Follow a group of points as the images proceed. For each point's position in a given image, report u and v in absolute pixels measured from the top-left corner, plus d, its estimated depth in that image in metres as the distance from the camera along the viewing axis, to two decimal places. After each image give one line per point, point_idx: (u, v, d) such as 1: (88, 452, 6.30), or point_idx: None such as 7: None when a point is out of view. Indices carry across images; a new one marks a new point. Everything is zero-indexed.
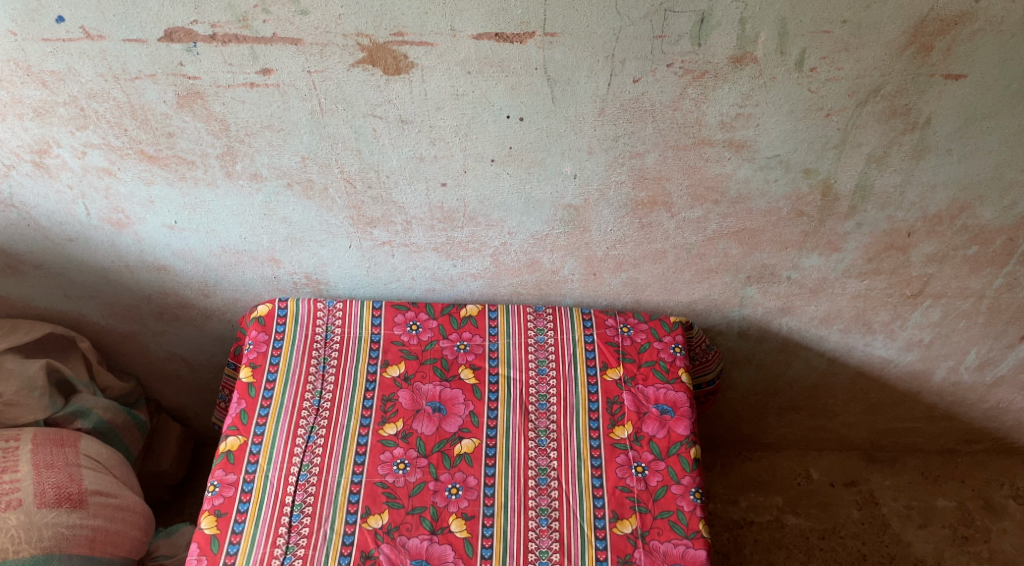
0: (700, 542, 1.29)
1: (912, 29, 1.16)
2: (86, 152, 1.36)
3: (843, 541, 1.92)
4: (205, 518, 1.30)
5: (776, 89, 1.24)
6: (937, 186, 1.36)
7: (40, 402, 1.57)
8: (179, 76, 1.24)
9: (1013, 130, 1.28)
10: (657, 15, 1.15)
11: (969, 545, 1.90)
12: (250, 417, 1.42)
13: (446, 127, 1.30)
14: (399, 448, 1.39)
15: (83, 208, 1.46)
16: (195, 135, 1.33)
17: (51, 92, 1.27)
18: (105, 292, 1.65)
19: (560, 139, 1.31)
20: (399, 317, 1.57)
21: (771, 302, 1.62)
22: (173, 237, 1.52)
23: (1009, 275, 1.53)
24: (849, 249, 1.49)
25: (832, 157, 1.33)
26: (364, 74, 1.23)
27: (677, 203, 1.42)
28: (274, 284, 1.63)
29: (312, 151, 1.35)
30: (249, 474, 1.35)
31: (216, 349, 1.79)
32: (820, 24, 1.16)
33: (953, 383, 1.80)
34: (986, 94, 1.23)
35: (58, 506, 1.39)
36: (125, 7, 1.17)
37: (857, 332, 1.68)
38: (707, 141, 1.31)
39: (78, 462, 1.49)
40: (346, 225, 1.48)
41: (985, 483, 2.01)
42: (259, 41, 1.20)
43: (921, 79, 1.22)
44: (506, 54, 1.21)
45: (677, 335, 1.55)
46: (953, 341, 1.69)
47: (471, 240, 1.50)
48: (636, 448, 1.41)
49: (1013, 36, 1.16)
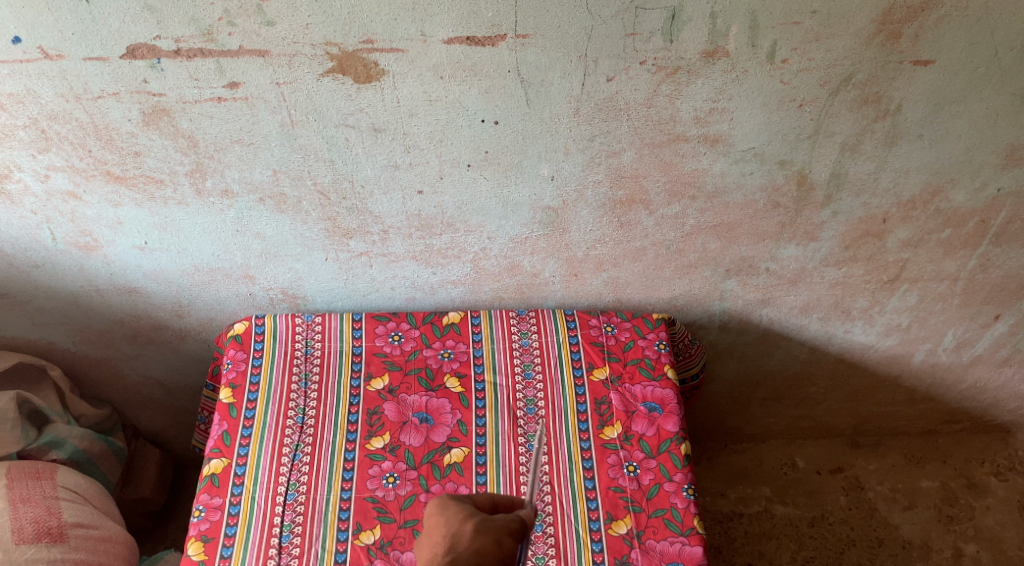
0: (696, 539, 1.29)
1: (880, 17, 1.17)
2: (49, 175, 1.32)
3: (832, 528, 1.93)
4: (192, 544, 1.27)
5: (748, 82, 1.24)
6: (910, 171, 1.38)
7: (13, 434, 1.52)
8: (144, 94, 1.21)
9: (981, 113, 1.29)
10: (629, 13, 1.15)
11: (954, 524, 1.92)
12: (233, 438, 1.39)
13: (420, 134, 1.28)
14: (387, 462, 1.37)
15: (48, 233, 1.42)
16: (162, 153, 1.29)
17: (11, 115, 1.23)
18: (74, 318, 1.60)
19: (536, 141, 1.30)
20: (381, 328, 1.55)
21: (750, 295, 1.63)
22: (143, 258, 1.49)
23: (982, 256, 1.55)
24: (826, 238, 1.50)
25: (807, 148, 1.33)
26: (334, 83, 1.21)
27: (654, 201, 1.42)
28: (249, 301, 1.60)
29: (284, 164, 1.32)
30: (236, 496, 1.32)
31: (193, 370, 1.75)
32: (791, 16, 1.16)
33: (932, 364, 1.82)
34: (954, 78, 1.24)
35: (37, 541, 1.35)
36: (85, 24, 1.13)
37: (836, 319, 1.69)
38: (683, 137, 1.31)
39: (56, 494, 1.45)
40: (322, 237, 1.46)
41: (967, 462, 2.04)
42: (225, 54, 1.17)
43: (891, 66, 1.23)
44: (479, 57, 1.19)
45: (661, 332, 1.55)
46: (930, 324, 1.71)
47: (450, 246, 1.48)
48: (627, 447, 1.40)
49: (979, 20, 1.17)
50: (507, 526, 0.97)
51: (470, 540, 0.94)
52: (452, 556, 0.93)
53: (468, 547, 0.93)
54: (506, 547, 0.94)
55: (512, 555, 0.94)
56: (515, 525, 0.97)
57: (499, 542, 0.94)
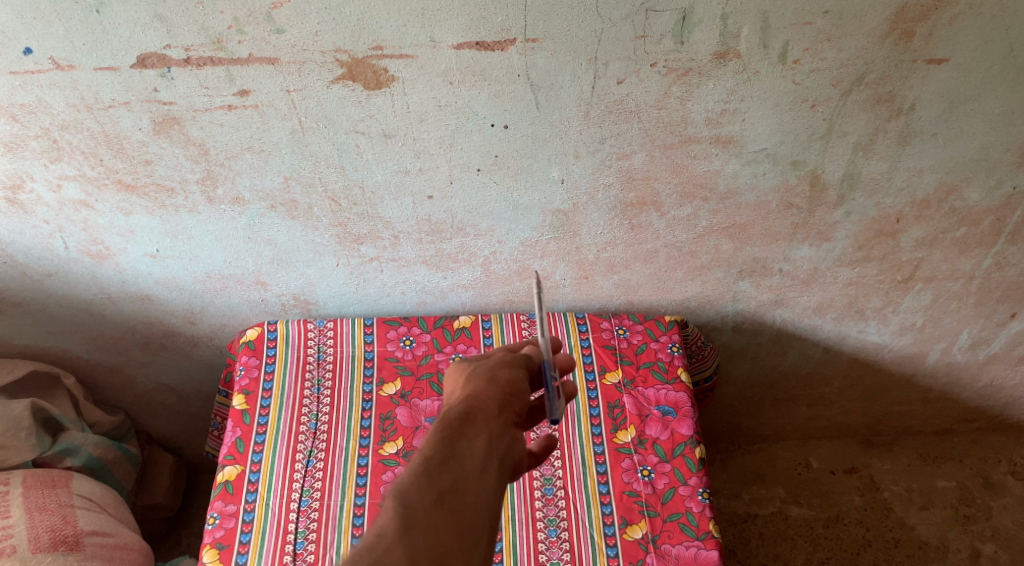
0: (711, 543, 1.28)
1: (893, 16, 1.16)
2: (62, 185, 1.33)
3: (847, 529, 1.92)
4: (207, 551, 1.28)
5: (759, 83, 1.23)
6: (924, 170, 1.37)
7: (28, 442, 1.53)
8: (155, 103, 1.21)
9: (997, 111, 1.28)
10: (639, 15, 1.14)
11: (971, 524, 1.91)
12: (247, 445, 1.40)
13: (430, 139, 1.28)
14: (401, 467, 1.37)
15: (61, 242, 1.43)
16: (173, 161, 1.30)
17: (23, 126, 1.24)
18: (87, 326, 1.61)
19: (546, 144, 1.30)
20: (392, 333, 1.54)
21: (764, 296, 1.62)
22: (155, 266, 1.49)
23: (998, 255, 1.53)
24: (839, 238, 1.49)
25: (819, 148, 1.32)
26: (345, 89, 1.21)
27: (666, 202, 1.41)
28: (261, 307, 1.60)
29: (295, 171, 1.32)
30: (250, 503, 1.33)
31: (206, 377, 1.76)
32: (802, 16, 1.15)
33: (947, 363, 1.81)
34: (968, 76, 1.23)
35: (54, 550, 1.36)
36: (96, 35, 1.14)
37: (850, 319, 1.68)
38: (694, 139, 1.31)
39: (71, 502, 1.46)
40: (333, 243, 1.46)
41: (983, 461, 2.01)
42: (235, 62, 1.17)
43: (905, 65, 1.21)
44: (488, 61, 1.19)
45: (674, 335, 1.54)
46: (944, 323, 1.69)
47: (461, 250, 1.48)
48: (641, 452, 1.39)
49: (993, 17, 1.16)
50: (500, 364, 1.01)
51: (464, 388, 0.98)
52: (448, 407, 0.97)
53: (464, 392, 0.98)
54: (500, 381, 0.98)
55: (510, 386, 0.98)
56: (509, 361, 1.01)
57: (494, 379, 0.98)
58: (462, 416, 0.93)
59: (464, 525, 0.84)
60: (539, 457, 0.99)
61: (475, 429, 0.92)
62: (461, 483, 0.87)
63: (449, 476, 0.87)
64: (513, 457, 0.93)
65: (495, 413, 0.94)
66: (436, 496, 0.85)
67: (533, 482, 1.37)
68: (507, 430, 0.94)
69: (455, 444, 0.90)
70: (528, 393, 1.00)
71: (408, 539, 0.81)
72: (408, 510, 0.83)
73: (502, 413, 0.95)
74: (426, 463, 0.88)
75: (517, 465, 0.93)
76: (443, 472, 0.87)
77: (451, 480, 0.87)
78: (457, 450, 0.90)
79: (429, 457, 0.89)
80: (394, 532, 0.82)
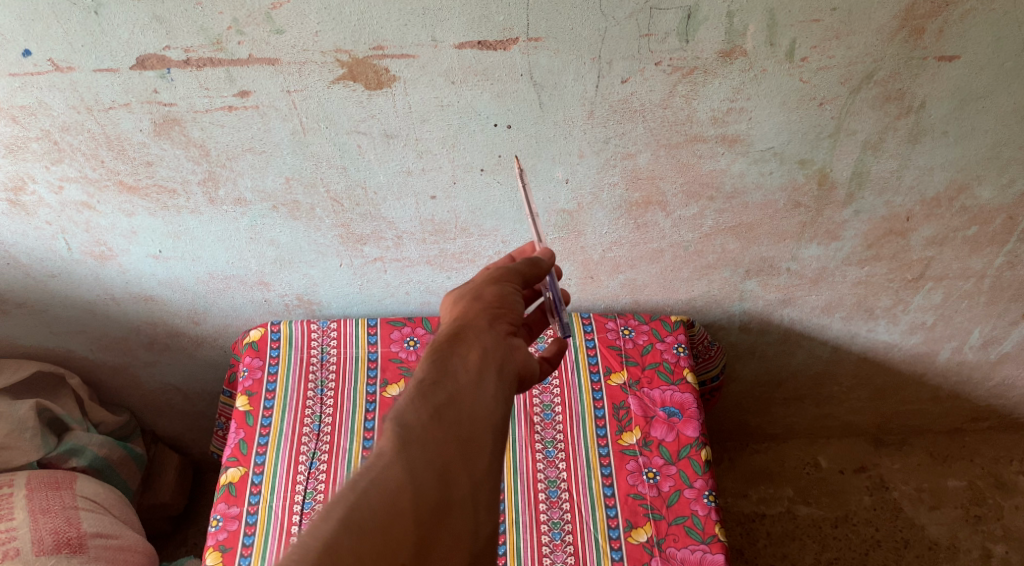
0: (717, 546, 1.27)
1: (903, 13, 1.13)
2: (63, 187, 1.32)
3: (856, 529, 1.91)
4: (211, 554, 1.28)
5: (765, 81, 1.21)
6: (934, 168, 1.34)
7: (33, 443, 1.53)
8: (155, 103, 1.21)
9: (1009, 108, 1.25)
10: (643, 13, 1.12)
11: (981, 524, 1.89)
12: (250, 447, 1.39)
13: (432, 139, 1.27)
14: None
15: (63, 243, 1.42)
16: (174, 162, 1.29)
17: (23, 128, 1.23)
18: (91, 326, 1.61)
19: (549, 144, 1.28)
20: (396, 333, 1.53)
21: (771, 295, 1.60)
22: (158, 267, 1.49)
23: (1010, 253, 1.50)
24: (848, 237, 1.47)
25: (828, 146, 1.30)
26: (346, 89, 1.20)
27: (672, 202, 1.39)
28: (265, 307, 1.60)
29: (297, 171, 1.31)
30: (253, 505, 1.32)
31: (210, 376, 1.75)
32: (810, 13, 1.13)
33: (958, 362, 1.78)
34: (979, 74, 1.21)
35: (57, 552, 1.36)
36: (93, 36, 1.13)
37: (859, 319, 1.66)
38: (701, 137, 1.29)
39: (75, 504, 1.46)
40: (336, 244, 1.45)
41: (994, 460, 1.99)
42: (234, 63, 1.16)
43: (915, 62, 1.19)
44: (490, 61, 1.17)
45: (680, 335, 1.52)
46: (955, 322, 1.67)
47: (465, 251, 1.47)
48: (646, 454, 1.38)
49: (1006, 13, 1.13)
50: (484, 280, 0.99)
51: (451, 310, 0.97)
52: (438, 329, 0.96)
53: (449, 315, 0.97)
54: (487, 297, 0.96)
55: (497, 301, 0.96)
56: (495, 275, 0.99)
57: (479, 296, 0.97)
58: (451, 335, 0.92)
59: (463, 436, 0.84)
60: (553, 361, 1.05)
61: (465, 346, 0.91)
62: (457, 398, 0.86)
63: (443, 392, 0.86)
64: (509, 367, 0.93)
65: (484, 327, 0.93)
66: (432, 411, 0.84)
67: (535, 481, 1.36)
68: (498, 342, 0.93)
69: (446, 362, 0.89)
70: (519, 305, 0.98)
71: (407, 455, 0.80)
72: (404, 429, 0.82)
73: (492, 327, 0.94)
74: (419, 384, 0.87)
75: (515, 373, 0.93)
76: (437, 389, 0.86)
77: (447, 396, 0.86)
78: (450, 367, 0.89)
79: (421, 379, 0.88)
80: (392, 451, 0.81)
